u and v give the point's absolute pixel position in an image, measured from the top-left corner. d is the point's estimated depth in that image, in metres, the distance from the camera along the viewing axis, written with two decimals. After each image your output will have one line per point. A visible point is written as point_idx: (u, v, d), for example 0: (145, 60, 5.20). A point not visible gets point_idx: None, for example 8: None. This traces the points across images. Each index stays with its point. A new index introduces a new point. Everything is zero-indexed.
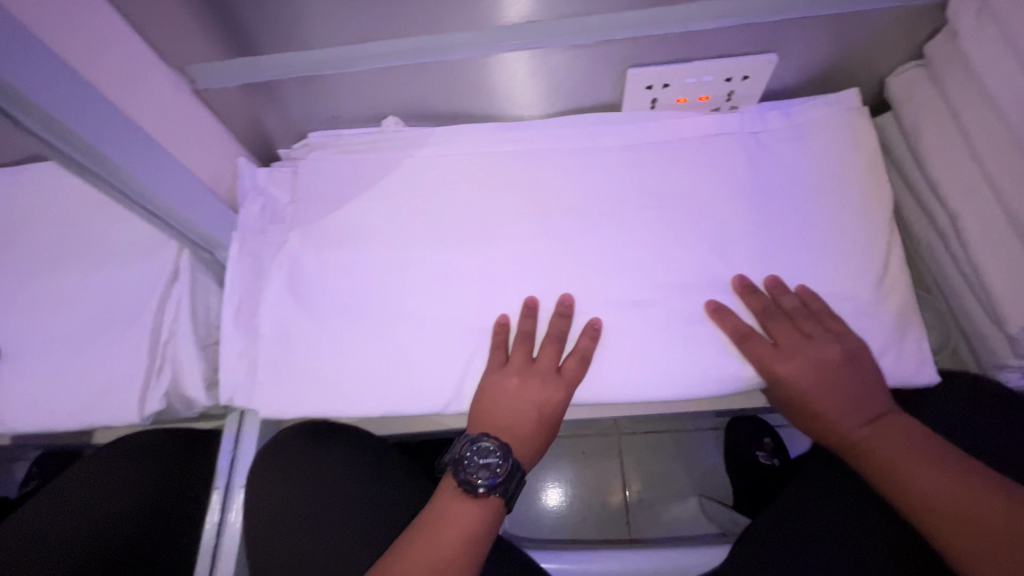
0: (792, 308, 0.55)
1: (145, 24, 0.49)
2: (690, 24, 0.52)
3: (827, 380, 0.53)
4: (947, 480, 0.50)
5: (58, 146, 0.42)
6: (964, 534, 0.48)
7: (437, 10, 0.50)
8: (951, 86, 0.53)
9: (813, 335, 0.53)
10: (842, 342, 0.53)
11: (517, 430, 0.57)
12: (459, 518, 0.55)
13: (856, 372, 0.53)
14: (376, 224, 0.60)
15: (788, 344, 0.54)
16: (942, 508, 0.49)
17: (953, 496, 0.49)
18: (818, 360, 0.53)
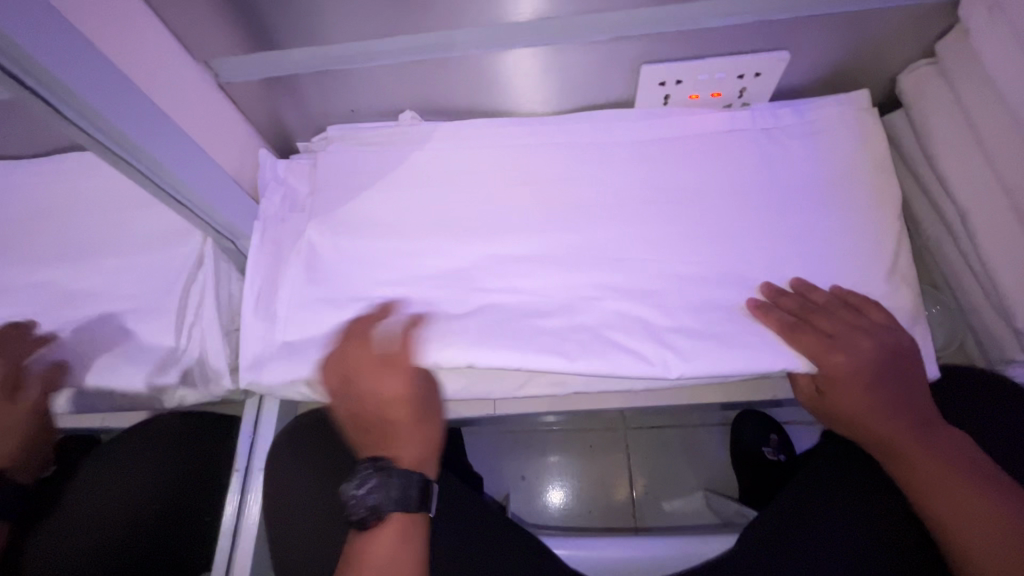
0: (836, 304, 0.54)
1: (175, 20, 0.51)
2: (703, 21, 0.53)
3: (869, 376, 0.54)
4: (965, 486, 0.52)
5: (94, 135, 0.44)
6: (973, 538, 0.51)
7: (455, 5, 0.51)
8: (963, 84, 0.53)
9: (863, 330, 0.53)
10: (890, 340, 0.53)
11: (398, 435, 0.61)
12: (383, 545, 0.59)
13: (894, 372, 0.54)
14: (391, 215, 0.62)
15: (835, 337, 0.53)
16: (953, 511, 0.52)
17: (967, 501, 0.52)
18: (863, 356, 0.53)
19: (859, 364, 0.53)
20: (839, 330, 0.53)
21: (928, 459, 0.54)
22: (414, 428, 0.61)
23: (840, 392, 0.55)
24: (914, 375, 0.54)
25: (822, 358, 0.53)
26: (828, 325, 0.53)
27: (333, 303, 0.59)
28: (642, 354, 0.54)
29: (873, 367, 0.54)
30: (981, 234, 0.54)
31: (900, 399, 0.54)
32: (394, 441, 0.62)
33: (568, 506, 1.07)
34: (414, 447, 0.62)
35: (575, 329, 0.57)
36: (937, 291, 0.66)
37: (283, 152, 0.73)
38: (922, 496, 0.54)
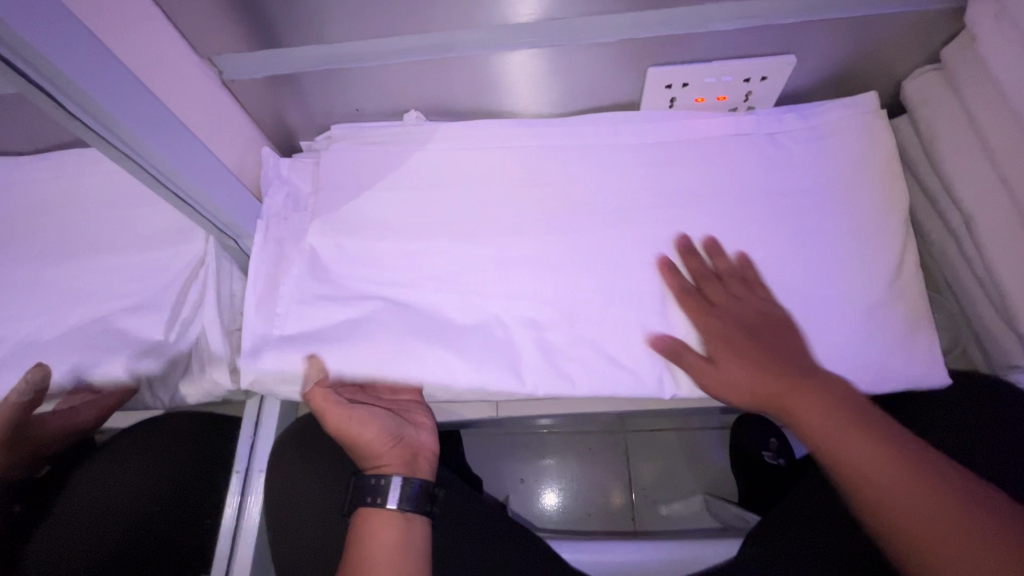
0: (728, 274, 0.58)
1: (180, 16, 0.50)
2: (710, 24, 0.53)
3: (749, 342, 0.56)
4: (873, 447, 0.51)
5: (97, 130, 0.43)
6: (891, 500, 0.49)
7: (463, 5, 0.51)
8: (968, 89, 0.53)
9: (743, 298, 0.56)
10: (768, 307, 0.56)
11: (367, 447, 0.63)
12: (377, 544, 0.58)
13: (779, 338, 0.55)
14: (396, 215, 0.61)
15: (716, 305, 0.57)
16: (869, 474, 0.51)
17: (879, 463, 0.51)
18: (742, 322, 0.56)
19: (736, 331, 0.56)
20: (722, 299, 0.57)
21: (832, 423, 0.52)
22: (366, 435, 0.62)
23: (727, 357, 0.56)
24: (796, 338, 0.55)
25: (707, 324, 0.56)
26: (711, 293, 0.57)
27: (335, 303, 0.59)
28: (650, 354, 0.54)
29: (750, 333, 0.56)
30: (987, 239, 0.54)
31: (788, 362, 0.54)
32: (377, 455, 0.63)
33: (567, 508, 1.06)
34: (392, 451, 0.63)
35: (580, 331, 0.56)
36: (940, 296, 0.66)
37: (286, 151, 0.72)
38: (836, 461, 0.53)
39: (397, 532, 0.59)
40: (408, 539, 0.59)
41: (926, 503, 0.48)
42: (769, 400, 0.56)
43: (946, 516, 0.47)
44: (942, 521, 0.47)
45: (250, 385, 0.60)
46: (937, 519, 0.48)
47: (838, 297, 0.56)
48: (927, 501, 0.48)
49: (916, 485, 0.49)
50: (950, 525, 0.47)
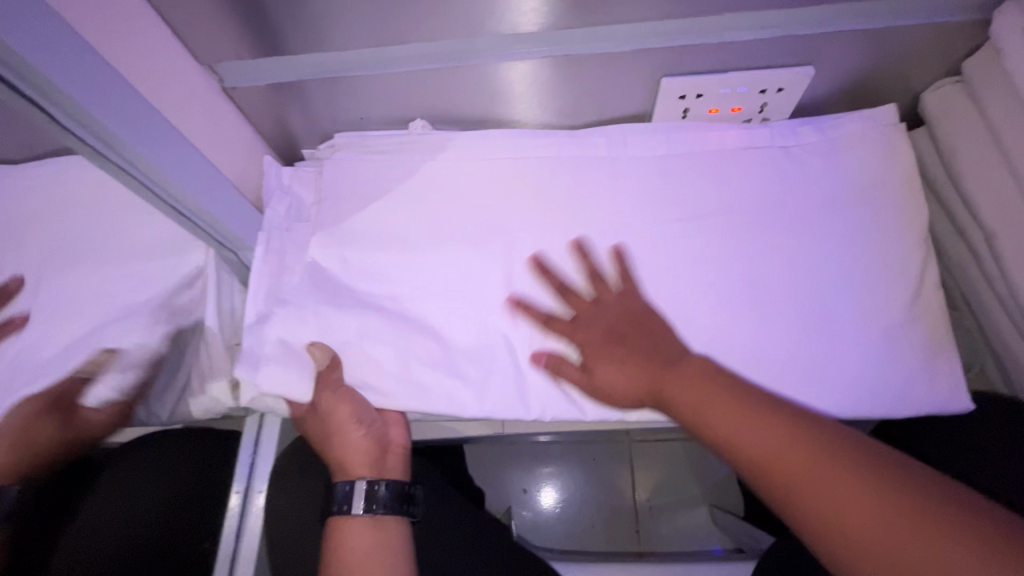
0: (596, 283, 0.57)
1: (180, 22, 0.49)
2: (727, 34, 0.51)
3: (618, 341, 0.55)
4: (751, 418, 0.46)
5: (94, 143, 0.42)
6: (779, 470, 0.43)
7: (473, 12, 0.49)
8: (991, 103, 0.52)
9: (611, 298, 0.56)
10: (632, 304, 0.55)
11: (344, 459, 0.60)
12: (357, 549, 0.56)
13: (643, 333, 0.54)
14: (401, 227, 0.60)
15: (581, 316, 0.56)
16: (752, 446, 0.45)
17: (761, 432, 0.45)
18: (608, 322, 0.55)
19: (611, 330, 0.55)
20: (588, 310, 0.56)
21: (707, 394, 0.48)
22: (348, 445, 0.59)
23: (603, 362, 0.54)
24: (664, 331, 0.54)
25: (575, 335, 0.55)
26: (581, 306, 0.56)
27: (340, 318, 0.57)
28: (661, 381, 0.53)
29: (617, 336, 0.55)
30: (1010, 259, 0.52)
31: (658, 352, 0.53)
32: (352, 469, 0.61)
33: (570, 520, 1.04)
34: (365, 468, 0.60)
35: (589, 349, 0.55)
36: (958, 312, 0.64)
37: (288, 159, 0.71)
38: (719, 438, 0.47)
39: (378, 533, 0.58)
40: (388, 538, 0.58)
41: (817, 469, 0.42)
42: (648, 390, 0.53)
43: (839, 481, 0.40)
44: (834, 487, 0.40)
45: (250, 403, 0.59)
46: (830, 485, 0.41)
47: (856, 317, 0.54)
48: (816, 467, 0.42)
49: (802, 451, 0.43)
50: (843, 490, 0.40)
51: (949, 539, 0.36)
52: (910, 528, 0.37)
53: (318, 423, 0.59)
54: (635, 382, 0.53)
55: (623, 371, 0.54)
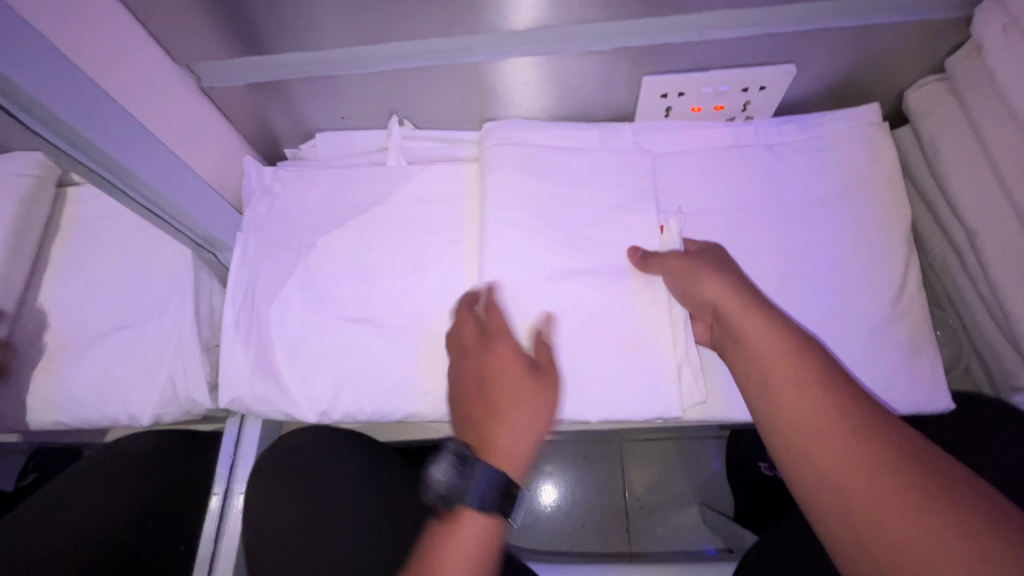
0: (707, 251, 0.54)
1: (154, 22, 0.48)
2: (708, 31, 0.51)
3: (735, 270, 0.52)
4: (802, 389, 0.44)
5: (61, 146, 0.41)
6: (803, 438, 0.43)
7: (449, 10, 0.48)
8: (974, 101, 0.51)
9: (716, 253, 0.54)
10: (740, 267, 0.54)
11: (503, 430, 0.49)
12: (468, 547, 0.45)
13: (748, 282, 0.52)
14: (383, 230, 0.60)
15: (456, 352, 0.54)
16: (783, 403, 0.45)
17: (800, 399, 0.44)
18: (726, 265, 0.52)
19: (726, 261, 0.53)
20: (709, 258, 0.53)
21: (768, 349, 0.47)
22: (513, 416, 0.49)
23: (717, 268, 0.52)
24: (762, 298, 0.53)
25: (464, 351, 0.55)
26: (714, 265, 0.52)
27: (326, 319, 0.58)
28: (654, 385, 0.53)
29: (476, 352, 0.53)
30: (993, 259, 0.52)
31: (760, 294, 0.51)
32: (506, 451, 0.48)
33: (562, 519, 1.03)
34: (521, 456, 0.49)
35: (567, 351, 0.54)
36: (943, 312, 0.64)
37: (270, 159, 0.70)
38: (760, 391, 0.47)
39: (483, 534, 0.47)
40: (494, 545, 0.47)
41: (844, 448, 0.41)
42: (737, 309, 0.49)
43: (863, 466, 0.39)
44: (852, 466, 0.40)
45: (230, 405, 0.58)
46: (851, 463, 0.40)
47: (838, 317, 0.54)
48: (841, 447, 0.41)
49: (834, 427, 0.42)
50: (865, 472, 0.39)
51: (951, 535, 0.34)
52: (920, 518, 0.36)
53: (504, 387, 0.50)
54: (738, 296, 0.50)
55: (727, 287, 0.50)
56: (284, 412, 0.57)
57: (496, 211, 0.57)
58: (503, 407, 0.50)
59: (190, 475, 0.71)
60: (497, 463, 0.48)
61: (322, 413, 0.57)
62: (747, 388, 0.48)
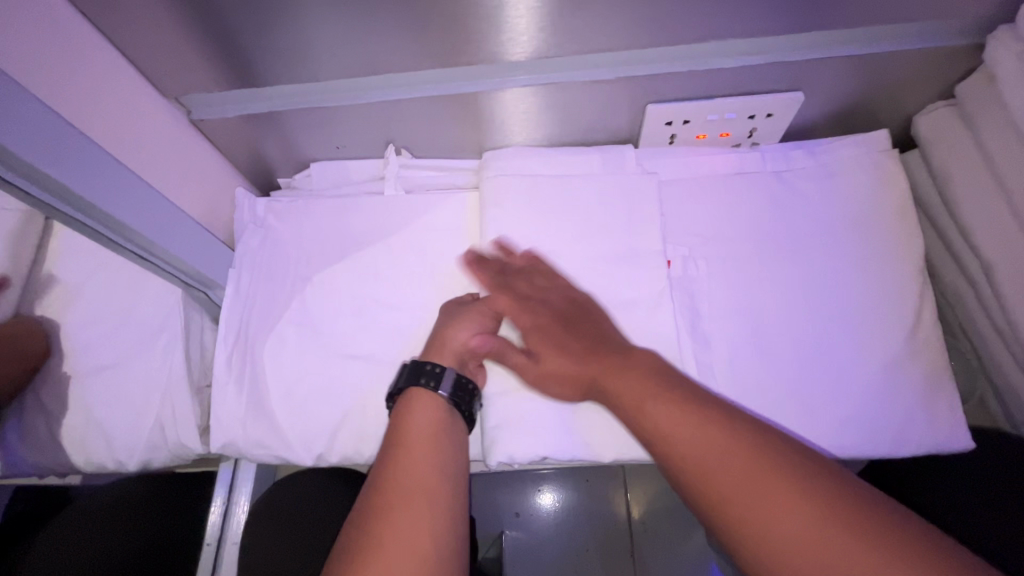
0: (540, 305, 0.54)
1: (140, 56, 0.46)
2: (713, 60, 0.50)
3: (567, 330, 0.52)
4: (686, 416, 0.42)
5: (36, 193, 0.38)
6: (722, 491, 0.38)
7: (445, 42, 0.46)
8: (986, 129, 0.50)
9: (553, 290, 0.54)
10: (569, 291, 0.54)
11: (444, 333, 0.53)
12: (421, 419, 0.49)
13: (588, 323, 0.52)
14: (382, 265, 0.58)
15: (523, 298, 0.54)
16: (697, 453, 0.40)
17: (710, 441, 0.40)
18: (541, 327, 0.53)
19: (552, 325, 0.53)
20: (531, 339, 0.53)
21: (634, 386, 0.46)
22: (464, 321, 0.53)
23: (548, 348, 0.52)
24: (609, 327, 0.52)
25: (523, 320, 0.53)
26: (536, 344, 0.53)
27: (325, 356, 0.56)
28: None
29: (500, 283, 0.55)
30: (1008, 291, 0.50)
31: (595, 343, 0.51)
32: (440, 348, 0.52)
33: (563, 544, 1.01)
34: (454, 353, 0.52)
35: None
36: (956, 340, 0.63)
37: (263, 189, 0.68)
38: (668, 449, 0.42)
39: (436, 412, 0.49)
40: (451, 416, 0.50)
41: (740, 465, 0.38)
42: (584, 387, 0.50)
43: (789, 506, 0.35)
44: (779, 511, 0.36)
45: (222, 450, 0.56)
46: (779, 505, 0.36)
47: (852, 351, 0.52)
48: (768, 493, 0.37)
49: (753, 468, 0.38)
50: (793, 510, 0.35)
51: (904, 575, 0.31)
52: (866, 558, 0.33)
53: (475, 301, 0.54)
54: (579, 376, 0.50)
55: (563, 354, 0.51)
56: (279, 456, 0.55)
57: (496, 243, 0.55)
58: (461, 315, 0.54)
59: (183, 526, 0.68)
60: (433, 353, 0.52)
61: (319, 456, 0.55)
62: (650, 442, 0.43)
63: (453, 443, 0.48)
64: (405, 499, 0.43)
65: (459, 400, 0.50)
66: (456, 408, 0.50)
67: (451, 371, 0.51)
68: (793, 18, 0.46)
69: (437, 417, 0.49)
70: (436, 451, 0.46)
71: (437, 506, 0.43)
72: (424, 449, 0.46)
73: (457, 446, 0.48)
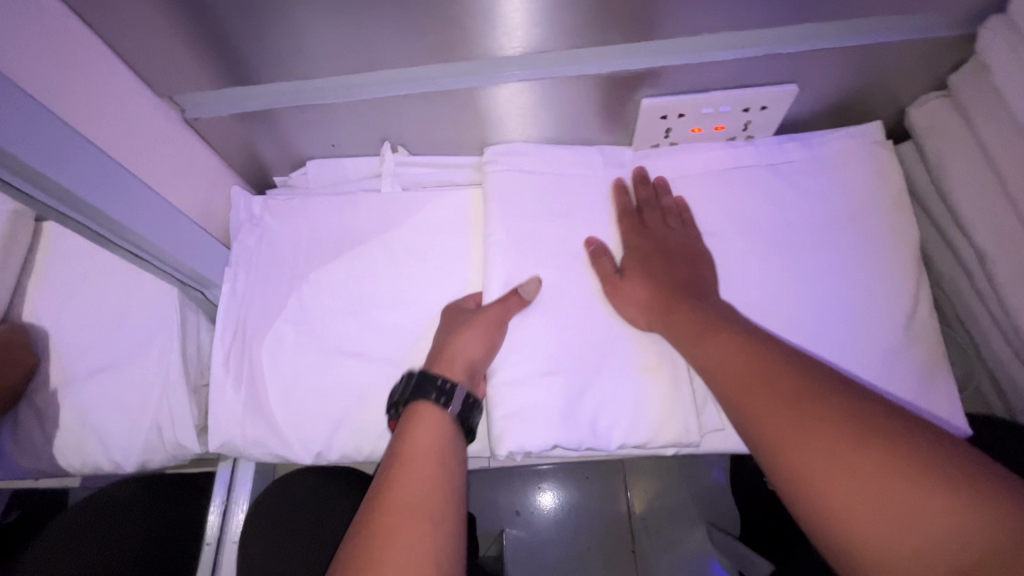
0: (653, 236, 0.56)
1: (133, 55, 0.46)
2: (708, 53, 0.49)
3: (666, 266, 0.54)
4: (736, 353, 0.45)
5: (30, 191, 0.38)
6: (768, 427, 0.41)
7: (441, 37, 0.46)
8: (981, 120, 0.50)
9: (675, 232, 0.56)
10: (693, 243, 0.56)
11: (450, 344, 0.51)
12: (420, 441, 0.48)
13: (686, 267, 0.55)
14: (379, 262, 0.58)
15: (651, 227, 0.57)
16: (742, 384, 0.44)
17: (753, 373, 0.44)
18: (640, 254, 0.55)
19: (655, 255, 0.55)
20: (628, 262, 0.55)
21: (694, 326, 0.49)
22: (472, 333, 0.51)
23: (637, 273, 0.54)
24: (708, 277, 0.54)
25: (633, 243, 0.56)
26: (631, 268, 0.55)
27: (323, 355, 0.56)
28: (665, 418, 0.51)
29: (635, 216, 0.58)
30: (1004, 281, 0.50)
31: (681, 284, 0.53)
32: (450, 360, 0.51)
33: (565, 542, 1.01)
34: (464, 366, 0.51)
35: (576, 382, 0.52)
36: (952, 330, 0.63)
37: (258, 187, 0.67)
38: (724, 386, 0.45)
39: (441, 428, 0.49)
40: (454, 436, 0.50)
41: (784, 397, 0.41)
42: (657, 317, 0.52)
43: (825, 430, 0.38)
44: (810, 430, 0.39)
45: (221, 449, 0.56)
46: (811, 435, 0.38)
47: (850, 341, 0.53)
48: (804, 420, 0.39)
49: (793, 401, 0.40)
50: (825, 426, 0.38)
51: (933, 497, 0.33)
52: (897, 482, 0.35)
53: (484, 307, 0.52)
54: (651, 303, 0.52)
55: (649, 286, 0.53)
56: (278, 455, 0.55)
57: (659, 177, 0.59)
58: (468, 325, 0.52)
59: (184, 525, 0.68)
60: (441, 367, 0.51)
61: (319, 454, 0.55)
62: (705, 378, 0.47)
63: (456, 463, 0.48)
64: (404, 520, 0.43)
65: (463, 415, 0.51)
66: (459, 424, 0.51)
67: (462, 391, 0.51)
68: (786, 10, 0.46)
69: (441, 433, 0.49)
70: (438, 470, 0.46)
71: (437, 534, 0.43)
72: (427, 467, 0.46)
73: (459, 470, 0.48)
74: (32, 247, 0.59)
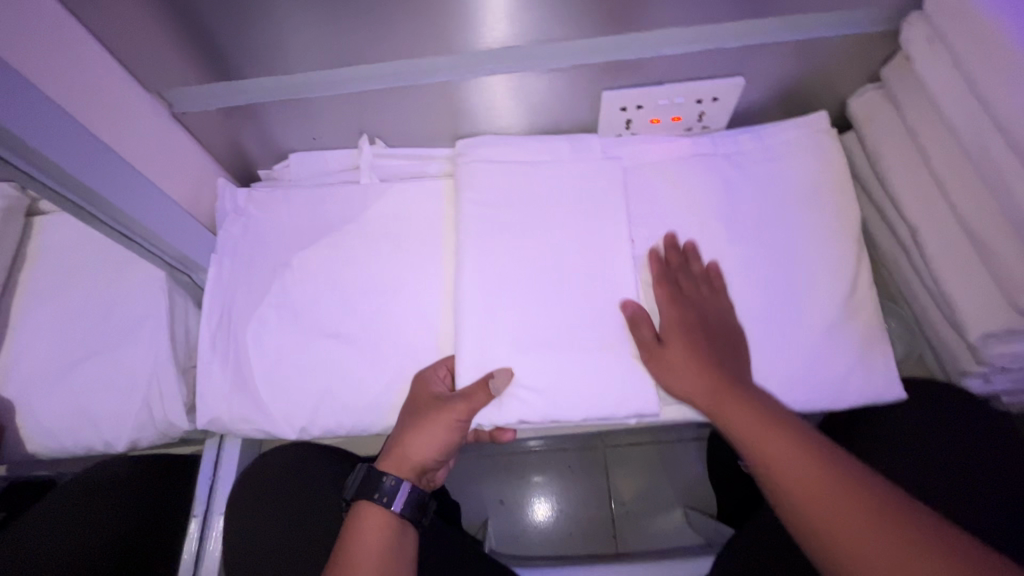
0: (692, 305, 0.56)
1: (124, 52, 0.49)
2: (661, 48, 0.54)
3: (708, 339, 0.54)
4: (783, 444, 0.48)
5: (24, 167, 0.41)
6: (811, 504, 0.45)
7: (412, 33, 0.50)
8: (908, 107, 0.55)
9: (711, 301, 0.56)
10: (729, 315, 0.56)
11: (406, 440, 0.56)
12: (367, 540, 0.54)
13: (727, 343, 0.54)
14: (358, 246, 0.61)
15: (689, 295, 0.57)
16: (790, 474, 0.46)
17: (801, 465, 0.46)
18: (680, 323, 0.55)
19: (696, 325, 0.55)
20: (668, 331, 0.55)
21: (750, 421, 0.49)
22: (426, 438, 0.55)
23: (680, 344, 0.54)
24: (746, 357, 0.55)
25: (670, 310, 0.56)
26: (673, 339, 0.54)
27: (306, 335, 0.59)
28: (627, 386, 0.55)
29: (672, 283, 0.58)
30: (934, 254, 0.55)
31: (724, 362, 0.53)
32: (402, 458, 0.56)
33: (546, 528, 1.03)
34: (413, 467, 0.56)
35: (543, 354, 0.55)
36: (897, 304, 0.68)
37: (244, 180, 0.70)
38: (767, 467, 0.48)
39: (386, 526, 0.55)
40: (399, 535, 0.55)
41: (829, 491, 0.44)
42: (707, 399, 0.52)
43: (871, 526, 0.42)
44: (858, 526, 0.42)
45: (208, 426, 0.59)
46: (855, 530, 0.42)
47: (796, 311, 0.57)
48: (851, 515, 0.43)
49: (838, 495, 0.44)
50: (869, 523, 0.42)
51: None
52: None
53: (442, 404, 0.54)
54: (697, 381, 0.52)
55: (693, 362, 0.53)
56: (263, 430, 0.58)
57: (689, 241, 0.59)
58: (424, 428, 0.55)
59: (172, 513, 0.70)
60: (396, 462, 0.56)
61: (302, 428, 0.58)
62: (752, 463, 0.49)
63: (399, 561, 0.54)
64: None
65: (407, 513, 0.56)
66: (405, 519, 0.56)
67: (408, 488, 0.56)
68: (726, 8, 0.50)
69: (387, 531, 0.55)
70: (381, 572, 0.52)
71: None
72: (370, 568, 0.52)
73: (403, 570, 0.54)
74: (25, 235, 0.62)
